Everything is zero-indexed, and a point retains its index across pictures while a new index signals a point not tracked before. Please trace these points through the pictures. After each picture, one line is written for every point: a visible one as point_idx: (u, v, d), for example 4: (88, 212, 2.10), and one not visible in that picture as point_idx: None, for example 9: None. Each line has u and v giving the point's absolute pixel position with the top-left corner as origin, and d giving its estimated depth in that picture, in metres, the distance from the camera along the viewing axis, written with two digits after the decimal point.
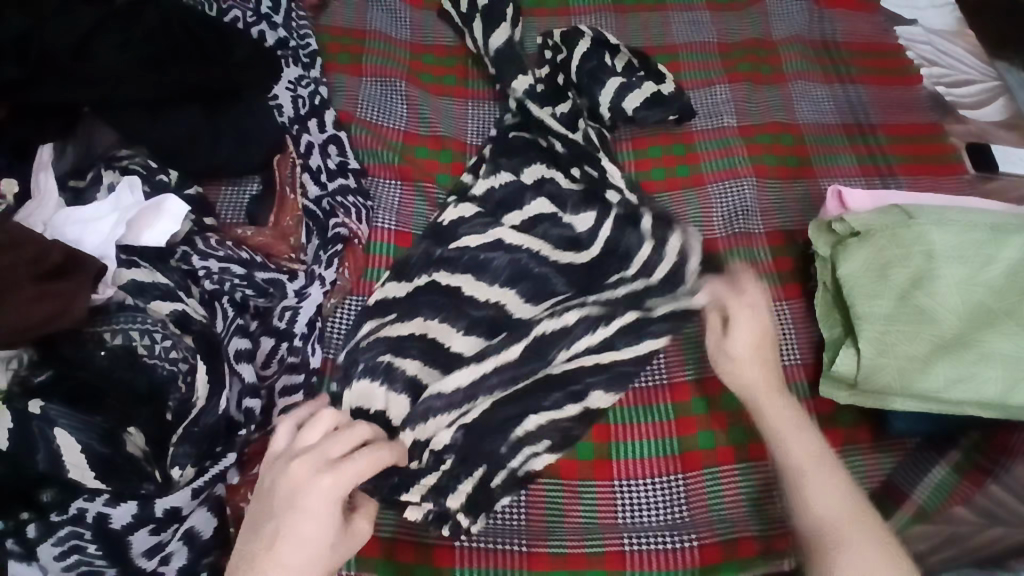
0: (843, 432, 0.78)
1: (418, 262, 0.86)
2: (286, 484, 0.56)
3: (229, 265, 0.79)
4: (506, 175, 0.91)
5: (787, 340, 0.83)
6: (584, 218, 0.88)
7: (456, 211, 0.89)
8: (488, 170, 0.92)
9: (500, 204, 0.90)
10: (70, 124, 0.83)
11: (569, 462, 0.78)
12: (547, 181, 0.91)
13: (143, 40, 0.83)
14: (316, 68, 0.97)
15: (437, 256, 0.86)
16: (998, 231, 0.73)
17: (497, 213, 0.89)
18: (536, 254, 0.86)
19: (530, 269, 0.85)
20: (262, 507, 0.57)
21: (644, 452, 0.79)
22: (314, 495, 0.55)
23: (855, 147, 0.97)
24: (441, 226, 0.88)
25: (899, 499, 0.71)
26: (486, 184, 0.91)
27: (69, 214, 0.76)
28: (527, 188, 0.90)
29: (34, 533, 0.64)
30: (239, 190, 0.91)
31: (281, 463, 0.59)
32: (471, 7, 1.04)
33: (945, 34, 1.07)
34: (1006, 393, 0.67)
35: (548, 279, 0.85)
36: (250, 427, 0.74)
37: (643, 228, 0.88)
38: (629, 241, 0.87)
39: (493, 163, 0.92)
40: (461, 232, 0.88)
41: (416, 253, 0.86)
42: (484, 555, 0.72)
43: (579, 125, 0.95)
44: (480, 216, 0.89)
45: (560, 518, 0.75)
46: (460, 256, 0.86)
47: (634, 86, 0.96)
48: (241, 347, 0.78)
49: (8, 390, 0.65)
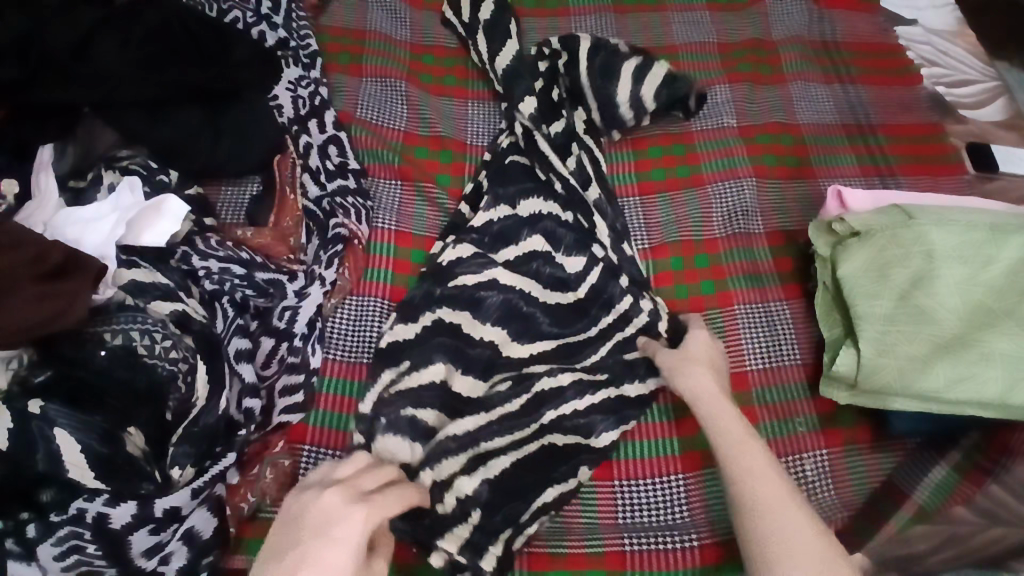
0: (842, 432, 0.79)
1: (420, 297, 0.83)
2: (318, 514, 0.59)
3: (229, 265, 0.79)
4: (503, 209, 0.89)
5: (786, 340, 0.84)
6: (574, 260, 0.87)
7: (454, 252, 0.86)
8: (487, 202, 0.89)
9: (495, 235, 0.88)
10: (69, 125, 0.83)
11: None
12: (546, 217, 0.89)
13: (143, 39, 0.82)
14: (316, 68, 0.98)
15: (436, 298, 0.83)
16: (998, 230, 0.73)
17: (492, 247, 0.87)
18: (525, 293, 0.84)
19: (519, 308, 0.83)
20: (289, 534, 0.58)
21: (647, 452, 0.79)
22: (346, 526, 0.58)
23: (855, 147, 0.97)
24: (439, 265, 0.85)
25: (899, 499, 0.72)
26: (484, 217, 0.88)
27: (69, 214, 0.75)
28: (523, 224, 0.88)
29: (35, 532, 0.64)
30: (239, 190, 0.92)
31: (311, 494, 0.62)
32: (473, 18, 1.03)
33: (945, 34, 1.07)
34: (1006, 393, 0.67)
35: (534, 317, 0.83)
36: (250, 427, 0.75)
37: (622, 282, 0.85)
38: (612, 289, 0.85)
39: (492, 194, 0.90)
40: (458, 270, 0.85)
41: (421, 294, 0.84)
42: (533, 558, 0.72)
43: (573, 152, 0.94)
44: (477, 256, 0.86)
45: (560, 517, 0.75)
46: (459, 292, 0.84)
47: (645, 78, 0.95)
48: (240, 347, 0.78)
49: (8, 390, 0.65)
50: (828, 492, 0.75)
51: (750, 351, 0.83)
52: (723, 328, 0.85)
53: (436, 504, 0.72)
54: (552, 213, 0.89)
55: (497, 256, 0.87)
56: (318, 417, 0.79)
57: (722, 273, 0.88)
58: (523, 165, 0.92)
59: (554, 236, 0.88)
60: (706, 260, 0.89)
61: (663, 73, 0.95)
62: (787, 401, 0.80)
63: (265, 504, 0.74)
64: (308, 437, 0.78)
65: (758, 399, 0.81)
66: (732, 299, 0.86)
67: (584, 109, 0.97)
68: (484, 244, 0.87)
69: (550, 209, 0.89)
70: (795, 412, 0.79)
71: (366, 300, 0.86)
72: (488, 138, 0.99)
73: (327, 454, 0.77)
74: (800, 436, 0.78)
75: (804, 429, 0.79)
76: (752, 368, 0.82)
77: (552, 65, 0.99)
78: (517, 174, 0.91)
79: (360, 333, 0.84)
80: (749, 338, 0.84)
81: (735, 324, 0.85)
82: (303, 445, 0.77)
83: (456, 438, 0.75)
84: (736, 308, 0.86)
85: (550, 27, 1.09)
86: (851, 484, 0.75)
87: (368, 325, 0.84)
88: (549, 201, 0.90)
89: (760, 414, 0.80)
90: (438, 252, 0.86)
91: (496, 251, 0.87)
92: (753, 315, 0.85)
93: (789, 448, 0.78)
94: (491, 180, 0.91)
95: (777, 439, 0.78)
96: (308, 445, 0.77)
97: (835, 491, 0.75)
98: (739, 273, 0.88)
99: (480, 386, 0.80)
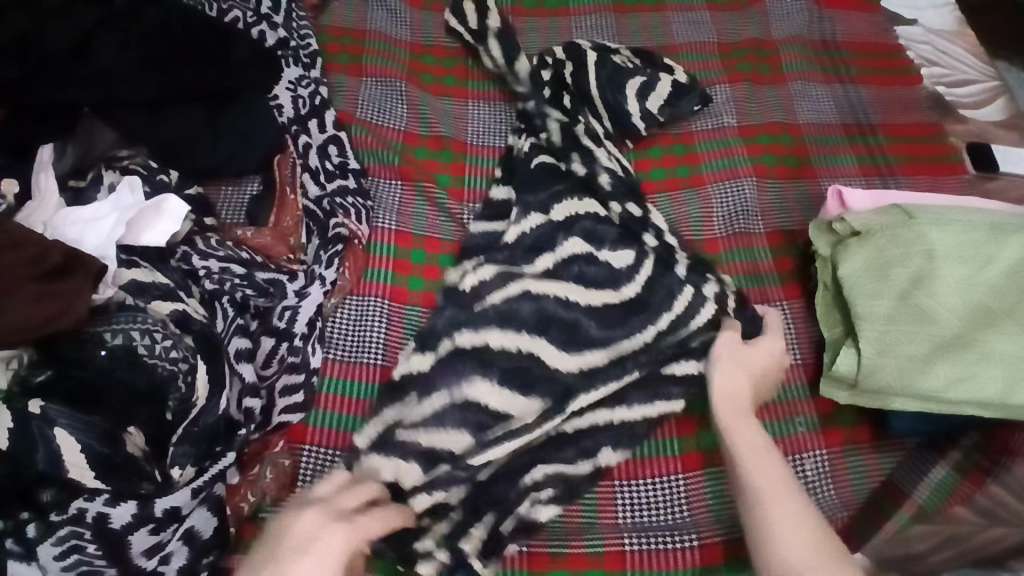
0: (842, 432, 0.78)
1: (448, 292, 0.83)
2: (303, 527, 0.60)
3: (228, 265, 0.80)
4: (536, 216, 0.87)
5: (787, 340, 0.84)
6: (621, 257, 0.84)
7: (477, 276, 0.83)
8: (518, 214, 0.87)
9: (529, 246, 0.85)
10: (69, 125, 0.83)
11: None
12: (580, 219, 0.86)
13: (143, 40, 0.82)
14: (316, 68, 0.97)
15: (463, 319, 0.80)
16: (998, 230, 0.73)
17: (525, 259, 0.84)
18: (566, 299, 0.81)
19: (561, 317, 0.79)
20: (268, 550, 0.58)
21: (647, 452, 0.78)
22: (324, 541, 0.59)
23: (855, 147, 0.97)
24: (459, 291, 0.82)
25: (898, 499, 0.72)
26: (516, 230, 0.86)
27: (69, 214, 0.76)
28: (559, 228, 0.86)
29: (34, 532, 0.64)
30: (239, 190, 0.92)
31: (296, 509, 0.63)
32: (481, 25, 1.02)
33: (945, 34, 1.07)
34: (1006, 393, 0.67)
35: (581, 324, 0.79)
36: (250, 427, 0.75)
37: (679, 273, 0.83)
38: (669, 283, 0.83)
39: (521, 202, 0.88)
40: (485, 292, 0.82)
41: (441, 318, 0.80)
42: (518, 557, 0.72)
43: (595, 152, 0.92)
44: (505, 274, 0.83)
45: (560, 517, 0.75)
46: (485, 312, 0.80)
47: (652, 85, 0.97)
48: (241, 347, 0.78)
49: (8, 390, 0.65)
50: (828, 492, 0.75)
51: None
52: None
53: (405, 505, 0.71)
54: (589, 212, 0.87)
55: (534, 266, 0.84)
56: (318, 416, 0.79)
57: (723, 273, 0.88)
58: (551, 164, 0.90)
59: (594, 234, 0.85)
60: (706, 260, 0.89)
61: (668, 89, 0.97)
62: (787, 401, 0.80)
63: (266, 504, 0.74)
64: (308, 437, 0.78)
65: None
66: None
67: (592, 113, 0.97)
68: (517, 257, 0.85)
69: (588, 208, 0.87)
70: (795, 412, 0.79)
71: (366, 300, 0.86)
72: (490, 138, 0.98)
73: (327, 454, 0.77)
74: (801, 436, 0.78)
75: (805, 429, 0.78)
76: None
77: (557, 72, 0.98)
78: (539, 181, 0.89)
79: (361, 333, 0.84)
80: None
81: None
82: (303, 445, 0.77)
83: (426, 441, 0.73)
84: None
85: (550, 27, 1.09)
86: (852, 484, 0.75)
87: (369, 325, 0.84)
88: (584, 200, 0.88)
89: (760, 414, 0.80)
90: (458, 279, 0.83)
91: (531, 262, 0.84)
92: None
93: (789, 448, 0.78)
94: (519, 189, 0.89)
95: (777, 438, 0.78)
96: (308, 445, 0.77)
97: (836, 491, 0.75)
98: (740, 273, 0.88)
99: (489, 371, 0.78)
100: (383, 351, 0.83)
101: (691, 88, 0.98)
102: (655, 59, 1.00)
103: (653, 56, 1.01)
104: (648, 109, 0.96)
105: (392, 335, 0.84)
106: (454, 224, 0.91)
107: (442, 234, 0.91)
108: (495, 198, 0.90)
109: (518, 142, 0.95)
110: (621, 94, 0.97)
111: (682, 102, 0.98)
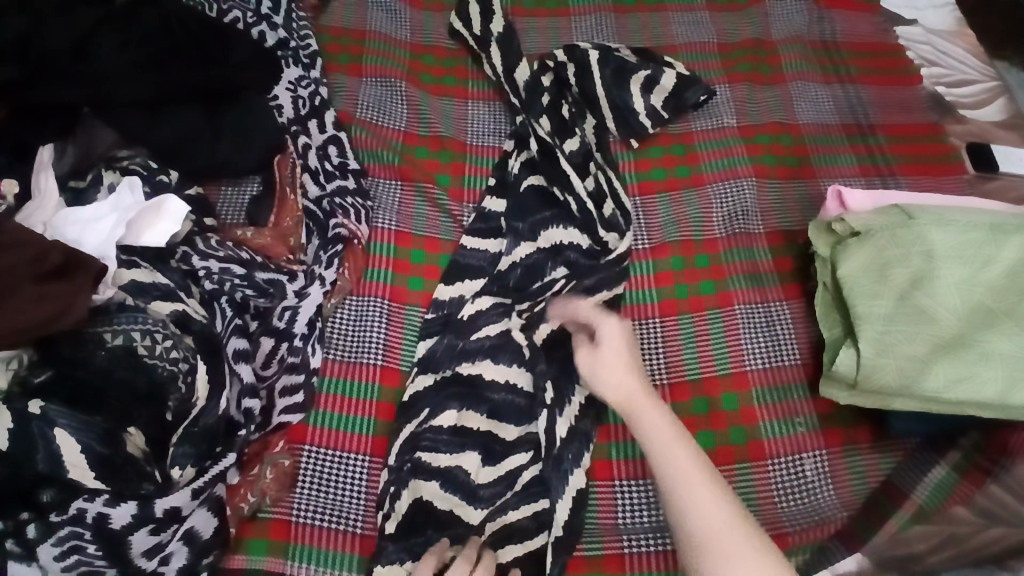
0: (842, 432, 0.79)
1: (443, 313, 0.84)
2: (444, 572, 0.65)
3: (228, 265, 0.79)
4: (526, 245, 0.87)
5: (786, 339, 0.84)
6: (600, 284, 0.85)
7: (474, 307, 0.83)
8: (508, 244, 0.87)
9: (522, 273, 0.86)
10: (69, 125, 0.82)
11: (601, 462, 0.78)
12: (567, 244, 0.87)
13: (143, 41, 0.83)
14: (316, 68, 0.97)
15: (458, 351, 0.81)
16: (997, 230, 0.73)
17: (519, 289, 0.85)
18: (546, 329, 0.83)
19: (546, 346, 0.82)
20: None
21: (622, 452, 0.78)
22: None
23: (855, 147, 0.97)
24: (459, 321, 0.83)
25: (898, 499, 0.72)
26: (508, 261, 0.86)
27: (69, 214, 0.75)
28: (547, 255, 0.87)
29: (35, 533, 0.64)
30: (238, 190, 0.91)
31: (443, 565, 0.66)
32: (485, 30, 1.02)
33: (945, 34, 1.07)
34: (1005, 393, 0.67)
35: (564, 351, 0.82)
36: (250, 427, 0.75)
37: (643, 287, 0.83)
38: None
39: (511, 231, 0.88)
40: (481, 322, 0.82)
41: (440, 345, 0.82)
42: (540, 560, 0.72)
43: (590, 172, 0.92)
44: (497, 306, 0.83)
45: (592, 518, 0.75)
46: (480, 344, 0.81)
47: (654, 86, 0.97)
48: (238, 347, 0.78)
49: (8, 391, 0.64)
50: (827, 492, 0.76)
51: (751, 352, 0.83)
52: (722, 327, 0.85)
53: (463, 369, 0.80)
54: (574, 243, 0.88)
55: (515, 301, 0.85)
56: (318, 416, 0.79)
57: (723, 273, 0.88)
58: (541, 188, 0.92)
59: (578, 265, 0.86)
60: (706, 259, 0.89)
61: (672, 80, 0.98)
62: (786, 401, 0.80)
63: (265, 505, 0.74)
64: (308, 437, 0.78)
65: (757, 399, 0.81)
66: (731, 300, 0.87)
67: (594, 119, 0.97)
68: (510, 288, 0.85)
69: (571, 238, 0.88)
70: (795, 412, 0.80)
71: (367, 300, 0.86)
72: (491, 138, 0.99)
73: (327, 454, 0.77)
74: (800, 437, 0.79)
75: (804, 430, 0.79)
76: (752, 368, 0.82)
77: (558, 76, 0.99)
78: (534, 207, 0.90)
79: (360, 332, 0.84)
80: (749, 339, 0.84)
81: (736, 325, 0.85)
82: (303, 445, 0.77)
83: (445, 432, 0.76)
84: (736, 308, 0.86)
85: (550, 27, 1.09)
86: (851, 484, 0.76)
87: (369, 324, 0.84)
88: (571, 229, 0.89)
89: (759, 414, 0.80)
90: (458, 308, 0.84)
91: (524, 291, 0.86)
92: (752, 316, 0.85)
93: (788, 448, 0.78)
94: (508, 216, 0.89)
95: (777, 439, 0.79)
96: (309, 445, 0.77)
97: (835, 491, 0.76)
98: (739, 273, 0.88)
99: (483, 367, 0.80)
100: (384, 352, 0.83)
101: (693, 80, 0.98)
102: (656, 54, 1.01)
103: (653, 55, 1.01)
104: (653, 105, 0.97)
105: (392, 335, 0.84)
106: (453, 224, 0.92)
107: (442, 234, 0.91)
108: (487, 210, 0.91)
109: (511, 156, 0.95)
110: (627, 91, 0.97)
111: (686, 94, 0.98)
